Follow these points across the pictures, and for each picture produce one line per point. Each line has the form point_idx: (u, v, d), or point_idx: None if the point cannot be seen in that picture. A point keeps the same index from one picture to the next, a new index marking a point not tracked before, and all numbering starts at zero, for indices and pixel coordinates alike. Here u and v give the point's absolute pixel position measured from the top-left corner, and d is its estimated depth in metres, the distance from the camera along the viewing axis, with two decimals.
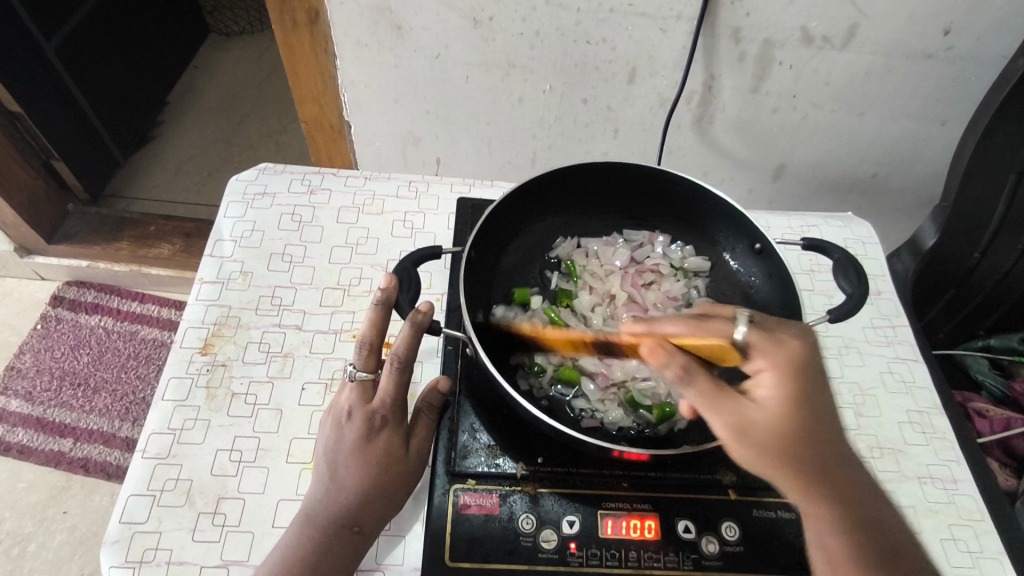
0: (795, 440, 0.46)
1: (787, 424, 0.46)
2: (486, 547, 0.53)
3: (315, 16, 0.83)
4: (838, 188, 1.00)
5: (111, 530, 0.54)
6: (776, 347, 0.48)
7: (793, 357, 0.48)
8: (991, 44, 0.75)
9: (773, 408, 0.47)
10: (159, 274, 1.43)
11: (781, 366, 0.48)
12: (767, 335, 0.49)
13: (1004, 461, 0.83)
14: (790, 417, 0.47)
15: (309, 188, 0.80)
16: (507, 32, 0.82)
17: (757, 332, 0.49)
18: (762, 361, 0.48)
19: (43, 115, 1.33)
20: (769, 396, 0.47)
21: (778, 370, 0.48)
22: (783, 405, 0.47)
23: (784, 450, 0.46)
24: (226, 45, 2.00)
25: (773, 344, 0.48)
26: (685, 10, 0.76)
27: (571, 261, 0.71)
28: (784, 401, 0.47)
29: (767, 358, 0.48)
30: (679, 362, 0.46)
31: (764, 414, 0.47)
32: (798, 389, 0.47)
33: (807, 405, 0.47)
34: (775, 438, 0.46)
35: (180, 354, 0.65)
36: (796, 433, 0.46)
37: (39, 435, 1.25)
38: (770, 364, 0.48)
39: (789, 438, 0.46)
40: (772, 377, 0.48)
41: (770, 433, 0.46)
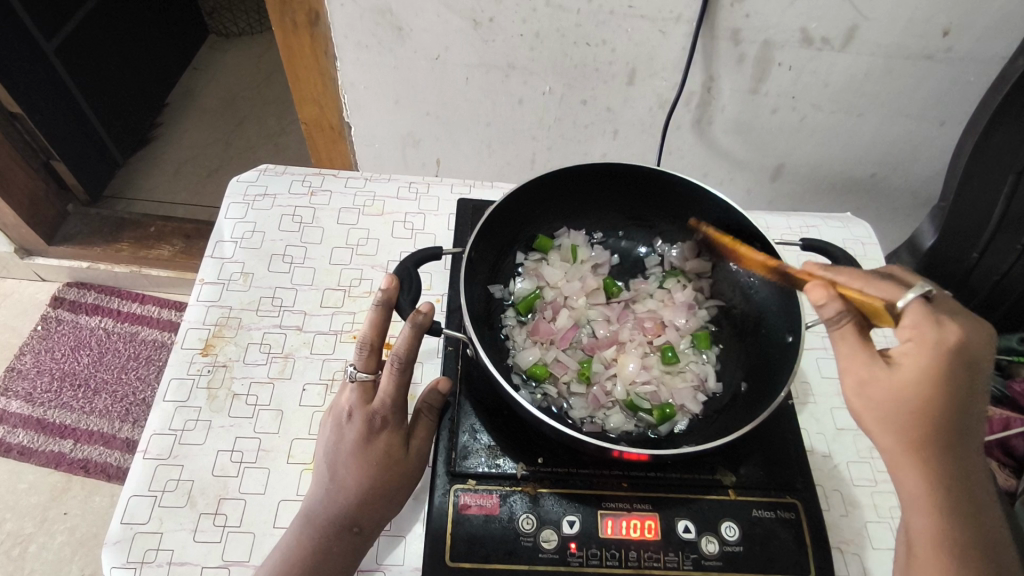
0: (919, 412, 0.45)
1: (918, 396, 0.45)
2: (486, 547, 0.53)
3: (315, 19, 0.84)
4: (837, 189, 1.01)
5: (112, 531, 0.54)
6: (931, 323, 0.46)
7: (946, 339, 0.45)
8: (989, 45, 0.75)
9: (906, 376, 0.45)
10: (159, 275, 1.44)
11: (928, 344, 0.45)
12: (926, 312, 0.46)
13: (1003, 461, 0.84)
14: (918, 393, 0.45)
15: (309, 189, 0.80)
16: (507, 33, 0.82)
17: (918, 306, 0.47)
18: (910, 332, 0.46)
19: (44, 116, 1.33)
20: (907, 363, 0.46)
21: (925, 347, 0.45)
22: (922, 375, 0.45)
23: (903, 418, 0.45)
24: (226, 46, 2.00)
25: (929, 322, 0.46)
26: (685, 12, 0.76)
27: (573, 245, 0.73)
28: (922, 373, 0.45)
29: (916, 331, 0.46)
30: (835, 309, 0.47)
31: (894, 378, 0.46)
32: (941, 367, 0.45)
33: (948, 386, 0.45)
34: (898, 404, 0.45)
35: (181, 355, 0.65)
36: (916, 407, 0.45)
37: (40, 436, 1.25)
38: (918, 336, 0.46)
39: (916, 409, 0.45)
40: (915, 349, 0.46)
41: (892, 398, 0.46)
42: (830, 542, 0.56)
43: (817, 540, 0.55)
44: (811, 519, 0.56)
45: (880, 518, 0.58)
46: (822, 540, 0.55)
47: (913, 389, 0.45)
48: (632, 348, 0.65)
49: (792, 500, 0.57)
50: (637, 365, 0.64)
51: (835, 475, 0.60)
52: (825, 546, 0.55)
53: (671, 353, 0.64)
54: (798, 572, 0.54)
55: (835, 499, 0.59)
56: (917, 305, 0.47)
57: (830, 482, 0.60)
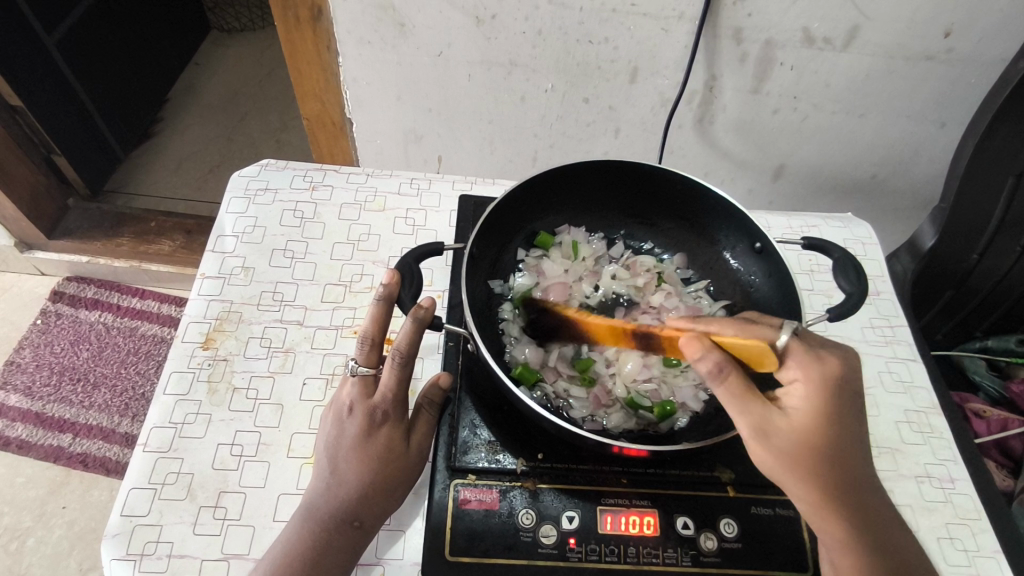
0: (815, 455, 0.46)
1: (813, 438, 0.46)
2: (486, 542, 0.53)
3: (318, 14, 0.83)
4: (838, 189, 1.01)
5: (112, 524, 0.54)
6: (814, 362, 0.47)
7: (829, 377, 0.47)
8: (991, 47, 0.76)
9: (800, 420, 0.47)
10: (160, 270, 1.43)
11: (814, 383, 0.47)
12: (807, 351, 0.48)
13: (1002, 461, 0.84)
14: (814, 437, 0.46)
15: (311, 185, 0.81)
16: (510, 31, 0.82)
17: (797, 341, 0.48)
18: (796, 371, 0.48)
19: (45, 110, 1.33)
20: (801, 406, 0.47)
21: (811, 387, 0.47)
22: (812, 418, 0.47)
23: (807, 464, 0.46)
24: (228, 42, 1.99)
25: (812, 358, 0.47)
26: (687, 10, 0.76)
27: (574, 241, 0.73)
28: (814, 418, 0.47)
29: (800, 370, 0.48)
30: (713, 358, 0.46)
31: (791, 425, 0.47)
32: (827, 406, 0.47)
33: (836, 424, 0.47)
34: (800, 452, 0.46)
35: (181, 349, 0.65)
36: (817, 451, 0.46)
37: (38, 430, 1.25)
38: (803, 377, 0.47)
39: (814, 451, 0.46)
40: (803, 390, 0.47)
41: (794, 446, 0.46)
42: None
43: (815, 538, 0.56)
44: None
45: None
46: (820, 537, 0.56)
47: (807, 432, 0.46)
48: (635, 344, 0.65)
49: (792, 498, 0.57)
50: (640, 363, 0.63)
51: None
52: None
53: (674, 356, 0.63)
54: (797, 570, 0.54)
55: None
56: (795, 343, 0.48)
57: None
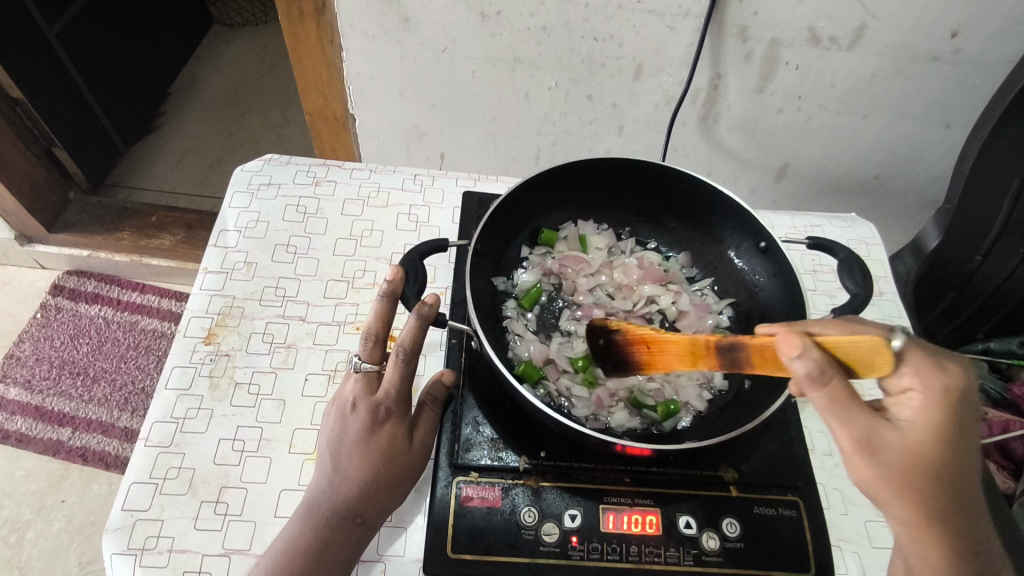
0: (926, 475, 0.43)
1: (925, 456, 0.43)
2: (488, 539, 0.53)
3: (322, 7, 0.83)
4: (841, 189, 1.01)
5: (113, 518, 0.54)
6: (935, 371, 0.43)
7: (948, 388, 0.43)
8: (997, 47, 0.75)
9: (916, 434, 0.43)
10: (161, 264, 1.42)
11: (935, 395, 0.43)
12: (929, 359, 0.44)
13: (1002, 464, 0.84)
14: (928, 454, 0.43)
15: (313, 180, 0.80)
16: (514, 27, 0.82)
17: (914, 346, 0.44)
18: (912, 380, 0.44)
19: (46, 102, 1.33)
20: (914, 419, 0.44)
21: (929, 399, 0.43)
22: (928, 434, 0.43)
23: (916, 483, 0.43)
24: (230, 36, 1.99)
25: (933, 368, 0.43)
26: (693, 8, 0.76)
27: (582, 235, 0.73)
28: (931, 432, 0.43)
29: (919, 380, 0.43)
30: (815, 362, 0.41)
31: (904, 439, 0.43)
32: (947, 422, 0.43)
33: (952, 442, 0.43)
34: (912, 470, 0.43)
35: (183, 343, 0.65)
36: (928, 471, 0.43)
37: (38, 423, 1.25)
38: (920, 387, 0.44)
39: (927, 470, 0.43)
40: (920, 401, 0.44)
41: (904, 463, 0.43)
42: (831, 541, 0.56)
43: (817, 538, 0.55)
44: (811, 517, 0.56)
45: (880, 517, 0.58)
46: (822, 538, 0.56)
47: (922, 449, 0.43)
48: None
49: (793, 498, 0.57)
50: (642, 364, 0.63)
51: (836, 474, 0.60)
52: (825, 544, 0.55)
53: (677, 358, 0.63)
54: (798, 570, 0.54)
55: (835, 497, 0.59)
56: (915, 350, 0.44)
57: (831, 481, 0.60)
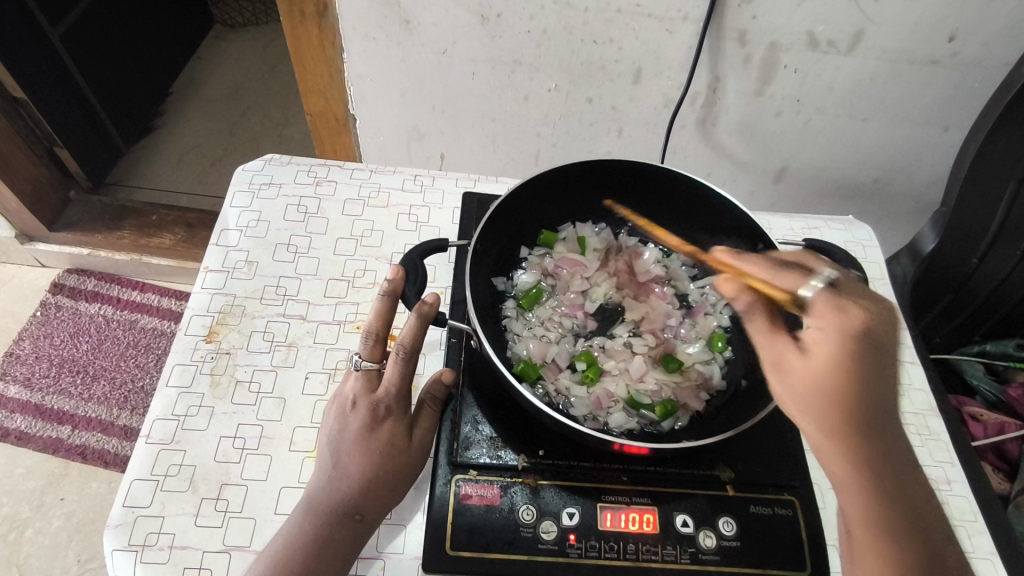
0: (834, 403, 0.48)
1: (829, 388, 0.48)
2: (487, 537, 0.54)
3: (323, 9, 0.84)
4: (839, 191, 1.01)
5: (114, 514, 0.54)
6: (835, 311, 0.50)
7: (850, 327, 0.49)
8: (993, 52, 0.76)
9: (819, 360, 0.49)
10: (161, 263, 1.44)
11: (838, 331, 0.49)
12: (833, 300, 0.50)
13: (997, 465, 0.85)
14: (829, 386, 0.48)
15: (314, 180, 0.81)
16: (515, 29, 0.82)
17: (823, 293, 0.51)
18: (819, 320, 0.50)
19: (47, 101, 1.33)
20: (817, 350, 0.49)
21: (835, 336, 0.49)
22: (828, 366, 0.48)
23: (823, 410, 0.48)
24: (231, 36, 1.99)
25: (835, 309, 0.50)
26: (692, 12, 0.77)
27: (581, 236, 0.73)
28: (832, 358, 0.48)
29: (823, 319, 0.50)
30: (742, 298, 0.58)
31: (806, 365, 0.49)
32: (847, 357, 0.48)
33: (855, 374, 0.48)
34: (815, 390, 0.48)
35: (184, 341, 0.65)
36: (833, 399, 0.48)
37: (37, 421, 1.25)
38: (823, 324, 0.50)
39: (834, 400, 0.48)
40: (825, 335, 0.49)
41: (808, 388, 0.49)
42: (826, 540, 0.57)
43: (813, 537, 0.56)
44: (807, 515, 0.57)
45: None
46: (818, 537, 0.56)
47: (822, 378, 0.48)
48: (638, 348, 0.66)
49: (790, 497, 0.58)
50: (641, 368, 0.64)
51: None
52: (820, 543, 0.56)
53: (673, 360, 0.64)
54: (794, 568, 0.54)
55: (831, 497, 0.60)
56: (824, 295, 0.51)
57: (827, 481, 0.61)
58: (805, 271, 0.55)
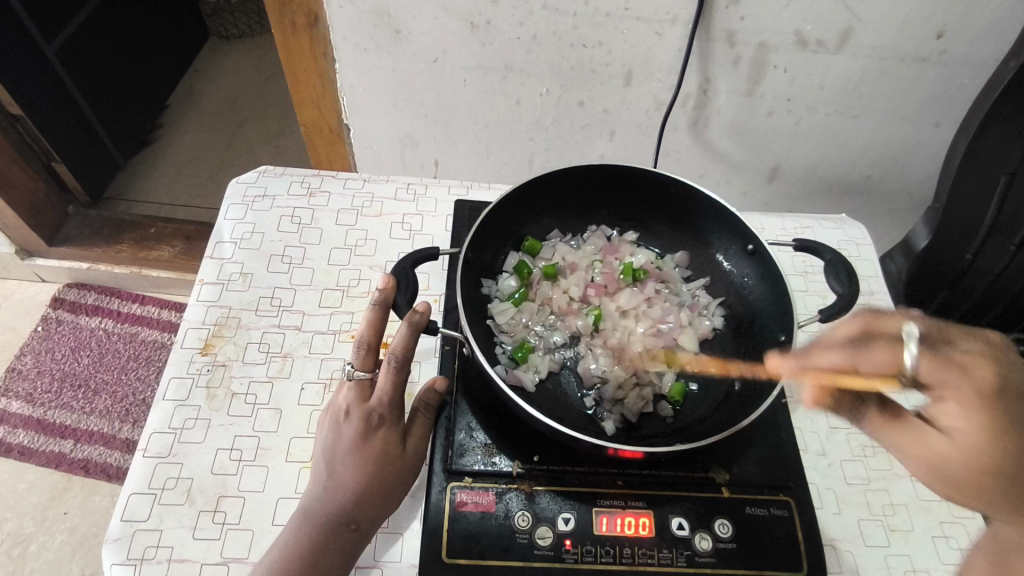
0: (988, 466, 0.46)
1: (990, 456, 0.45)
2: (482, 544, 0.54)
3: (315, 20, 0.84)
4: (833, 190, 1.01)
5: (112, 529, 0.54)
6: (959, 373, 0.47)
7: (978, 385, 0.47)
8: (982, 47, 0.76)
9: (961, 437, 0.47)
10: (160, 275, 1.44)
11: (963, 394, 0.47)
12: (934, 361, 0.48)
13: None
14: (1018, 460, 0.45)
15: (308, 190, 0.81)
16: (505, 36, 0.83)
17: (926, 356, 0.48)
18: (943, 388, 0.48)
19: (45, 117, 1.34)
20: (956, 426, 0.47)
21: (961, 401, 0.47)
22: (976, 438, 0.46)
23: (995, 479, 0.46)
24: (227, 48, 2.00)
25: (944, 369, 0.48)
26: (681, 14, 0.77)
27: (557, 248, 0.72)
28: (981, 432, 0.46)
29: (948, 385, 0.48)
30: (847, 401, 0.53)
31: (950, 445, 0.47)
32: (992, 414, 0.46)
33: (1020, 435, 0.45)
34: (955, 464, 0.47)
35: (180, 354, 0.65)
36: (993, 465, 0.45)
37: (40, 436, 1.25)
38: (953, 394, 0.47)
39: (992, 471, 0.46)
40: (958, 408, 0.47)
41: (965, 467, 0.47)
42: (824, 539, 0.57)
43: (809, 537, 0.56)
44: (803, 516, 0.57)
45: (873, 516, 0.59)
46: (814, 537, 0.56)
47: (984, 449, 0.46)
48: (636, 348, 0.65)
49: (785, 498, 0.58)
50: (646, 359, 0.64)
51: (828, 474, 0.61)
52: (817, 543, 0.56)
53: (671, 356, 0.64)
54: (791, 569, 0.54)
55: (828, 497, 0.60)
56: (925, 359, 0.48)
57: (823, 480, 0.61)
58: (884, 338, 0.51)
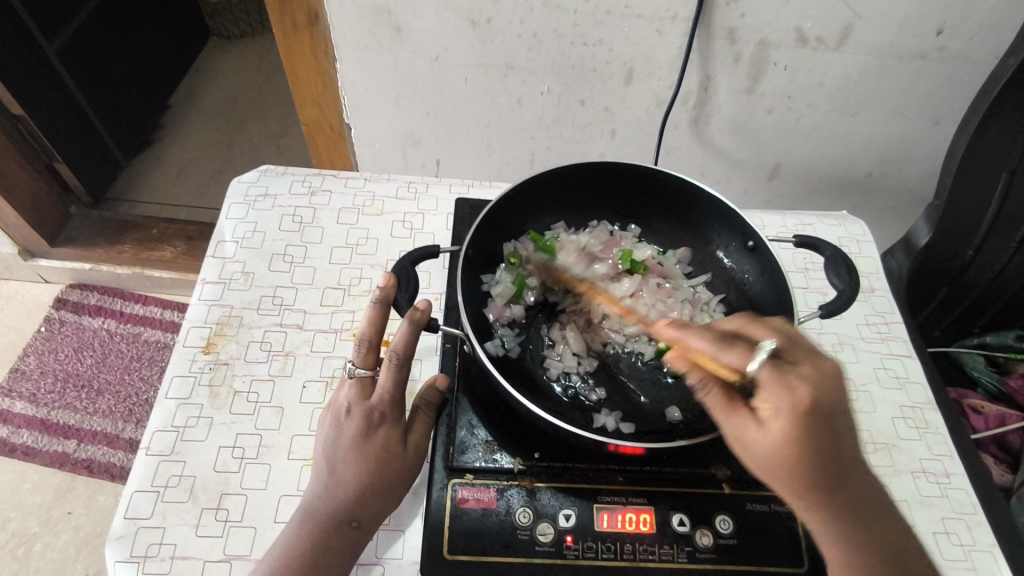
0: (800, 467, 0.42)
1: (796, 465, 0.42)
2: (484, 540, 0.54)
3: (315, 19, 0.85)
4: (834, 187, 1.01)
5: (116, 526, 0.55)
6: (784, 392, 0.41)
7: (801, 401, 0.41)
8: (981, 43, 0.76)
9: (774, 440, 0.42)
10: (162, 275, 1.45)
11: (789, 404, 0.41)
12: (778, 373, 0.42)
13: (1000, 456, 0.84)
14: (817, 467, 0.42)
15: (309, 190, 0.81)
16: (505, 34, 0.83)
17: (769, 368, 0.42)
18: (770, 400, 0.42)
19: (47, 117, 1.34)
20: (771, 425, 0.42)
21: (785, 417, 0.41)
22: (787, 442, 0.42)
23: (791, 480, 0.43)
24: (228, 49, 2.01)
25: (781, 386, 0.42)
26: (680, 12, 0.77)
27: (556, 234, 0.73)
28: (788, 441, 0.41)
29: (772, 395, 0.42)
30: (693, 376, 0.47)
31: (765, 442, 0.43)
32: (806, 428, 0.41)
33: (818, 447, 0.42)
34: (779, 465, 0.43)
35: (183, 353, 0.66)
36: (797, 467, 0.42)
37: (43, 436, 1.26)
38: (773, 404, 0.42)
39: (791, 467, 0.42)
40: (777, 415, 0.42)
41: (773, 464, 0.43)
42: None
43: (810, 532, 0.56)
44: None
45: None
46: (815, 533, 0.56)
47: (786, 453, 0.42)
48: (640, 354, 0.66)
49: None
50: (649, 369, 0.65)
51: None
52: (818, 541, 0.56)
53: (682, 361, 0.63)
54: (792, 565, 0.55)
55: None
56: (768, 370, 0.42)
57: None
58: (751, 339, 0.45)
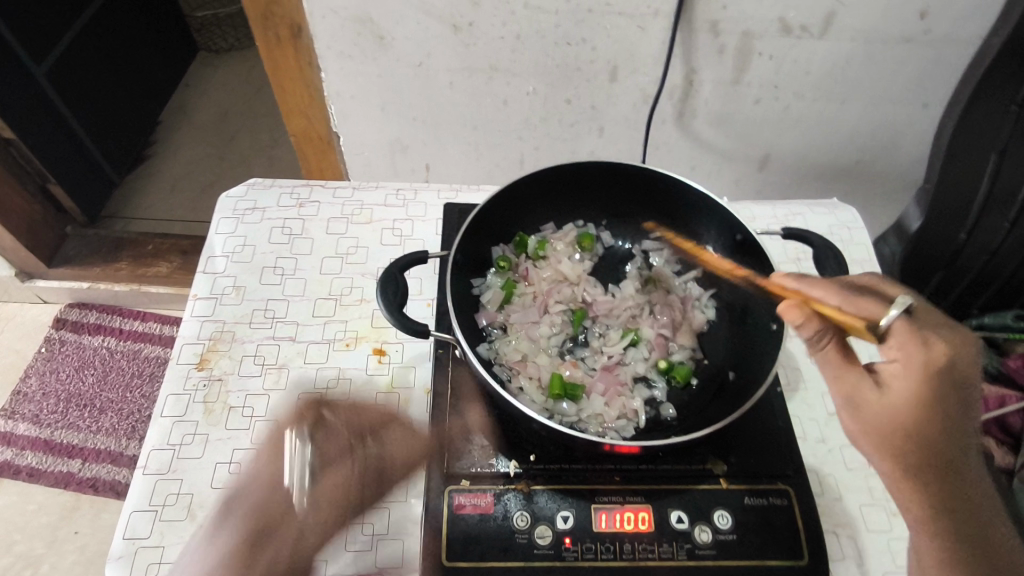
0: (906, 431, 0.47)
1: (909, 424, 0.46)
2: (482, 545, 0.54)
3: (297, 31, 0.85)
4: (824, 175, 1.01)
5: (116, 547, 0.55)
6: (916, 344, 0.46)
7: (933, 360, 0.45)
8: (965, 25, 0.76)
9: (897, 398, 0.47)
10: (159, 292, 1.45)
11: (914, 364, 0.46)
12: (911, 329, 0.46)
13: (1001, 438, 0.83)
14: (932, 433, 0.46)
15: (298, 201, 0.81)
16: (488, 37, 0.83)
17: (903, 320, 0.46)
18: (897, 352, 0.47)
19: (37, 139, 1.35)
20: (896, 386, 0.47)
21: (910, 368, 0.46)
22: (909, 398, 0.46)
23: (898, 449, 0.47)
24: (216, 62, 2.01)
25: (917, 344, 0.46)
26: (662, 7, 0.77)
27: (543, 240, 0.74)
28: (908, 401, 0.46)
29: (902, 352, 0.46)
30: (812, 327, 0.49)
31: (882, 401, 0.47)
32: (932, 385, 0.45)
33: (938, 412, 0.46)
34: (890, 426, 0.47)
35: (176, 370, 0.66)
36: (909, 432, 0.47)
37: (47, 457, 1.26)
38: (903, 357, 0.46)
39: (904, 429, 0.47)
40: (902, 368, 0.47)
41: (884, 423, 0.47)
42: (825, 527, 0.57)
43: (810, 524, 0.56)
44: (804, 504, 0.57)
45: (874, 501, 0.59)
46: (815, 526, 0.56)
47: (906, 413, 0.46)
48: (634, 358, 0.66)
49: (784, 486, 0.58)
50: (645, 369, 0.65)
51: (826, 461, 0.61)
52: (818, 533, 0.56)
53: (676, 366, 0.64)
54: (791, 557, 0.54)
55: (828, 484, 0.60)
56: (901, 324, 0.46)
57: (823, 467, 0.61)
58: (876, 295, 0.49)
